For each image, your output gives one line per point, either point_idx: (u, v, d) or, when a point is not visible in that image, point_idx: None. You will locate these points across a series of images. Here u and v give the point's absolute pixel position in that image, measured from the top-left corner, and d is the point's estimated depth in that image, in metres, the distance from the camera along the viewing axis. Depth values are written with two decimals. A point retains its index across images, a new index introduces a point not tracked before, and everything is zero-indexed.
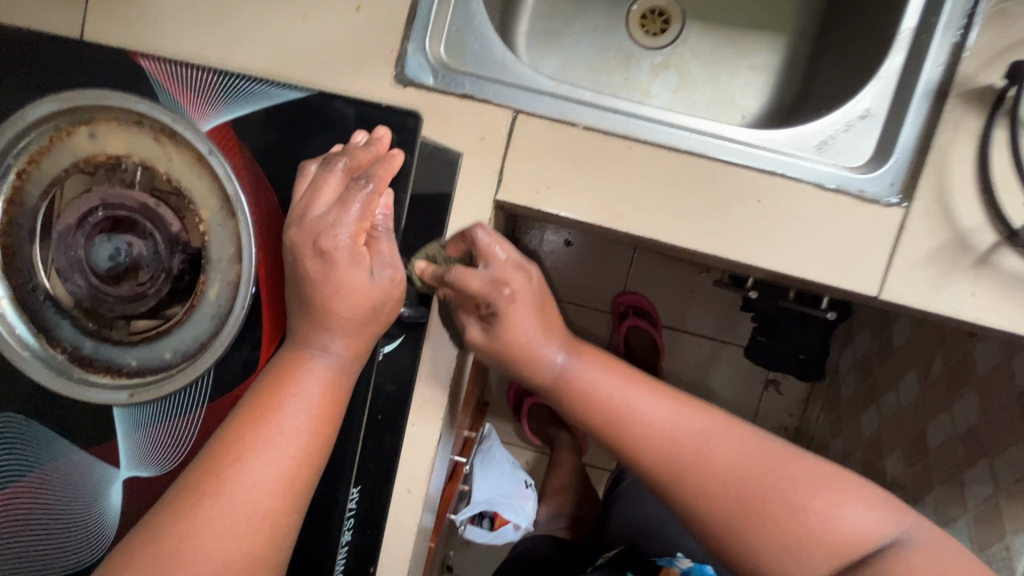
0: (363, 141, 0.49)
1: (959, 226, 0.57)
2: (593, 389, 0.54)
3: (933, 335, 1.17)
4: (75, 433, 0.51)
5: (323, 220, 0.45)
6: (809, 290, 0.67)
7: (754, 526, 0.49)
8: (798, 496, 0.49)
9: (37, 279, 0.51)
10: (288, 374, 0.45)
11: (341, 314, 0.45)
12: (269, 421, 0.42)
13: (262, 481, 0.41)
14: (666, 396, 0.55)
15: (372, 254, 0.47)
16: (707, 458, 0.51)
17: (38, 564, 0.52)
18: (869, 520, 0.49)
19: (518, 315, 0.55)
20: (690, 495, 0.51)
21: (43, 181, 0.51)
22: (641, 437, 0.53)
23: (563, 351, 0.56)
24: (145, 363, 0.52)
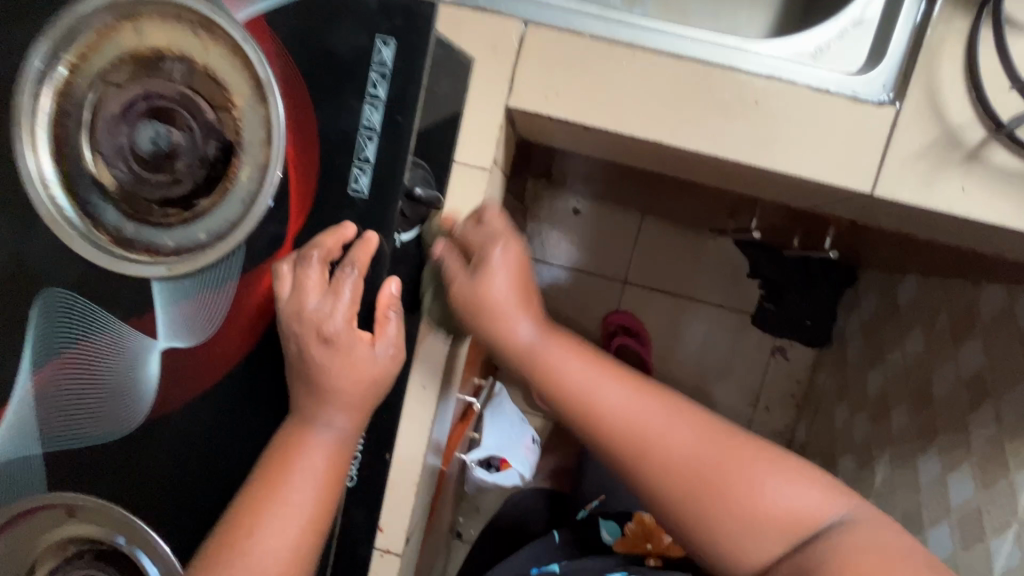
0: (327, 233, 0.53)
1: (948, 122, 0.60)
2: (556, 366, 0.55)
3: (937, 287, 1.18)
4: (116, 306, 0.55)
5: (318, 313, 0.51)
6: (806, 196, 0.69)
7: (708, 506, 0.48)
8: (750, 480, 0.48)
9: (84, 166, 0.56)
10: (297, 445, 0.52)
11: (344, 388, 0.51)
12: (282, 487, 0.51)
13: (287, 526, 0.50)
14: (630, 383, 0.54)
15: (374, 335, 0.53)
16: (664, 445, 0.51)
17: (82, 428, 0.56)
18: (818, 501, 0.48)
19: (497, 275, 0.57)
20: (650, 483, 0.51)
21: (89, 73, 0.55)
22: (604, 422, 0.52)
23: (533, 326, 0.57)
24: (181, 244, 0.56)
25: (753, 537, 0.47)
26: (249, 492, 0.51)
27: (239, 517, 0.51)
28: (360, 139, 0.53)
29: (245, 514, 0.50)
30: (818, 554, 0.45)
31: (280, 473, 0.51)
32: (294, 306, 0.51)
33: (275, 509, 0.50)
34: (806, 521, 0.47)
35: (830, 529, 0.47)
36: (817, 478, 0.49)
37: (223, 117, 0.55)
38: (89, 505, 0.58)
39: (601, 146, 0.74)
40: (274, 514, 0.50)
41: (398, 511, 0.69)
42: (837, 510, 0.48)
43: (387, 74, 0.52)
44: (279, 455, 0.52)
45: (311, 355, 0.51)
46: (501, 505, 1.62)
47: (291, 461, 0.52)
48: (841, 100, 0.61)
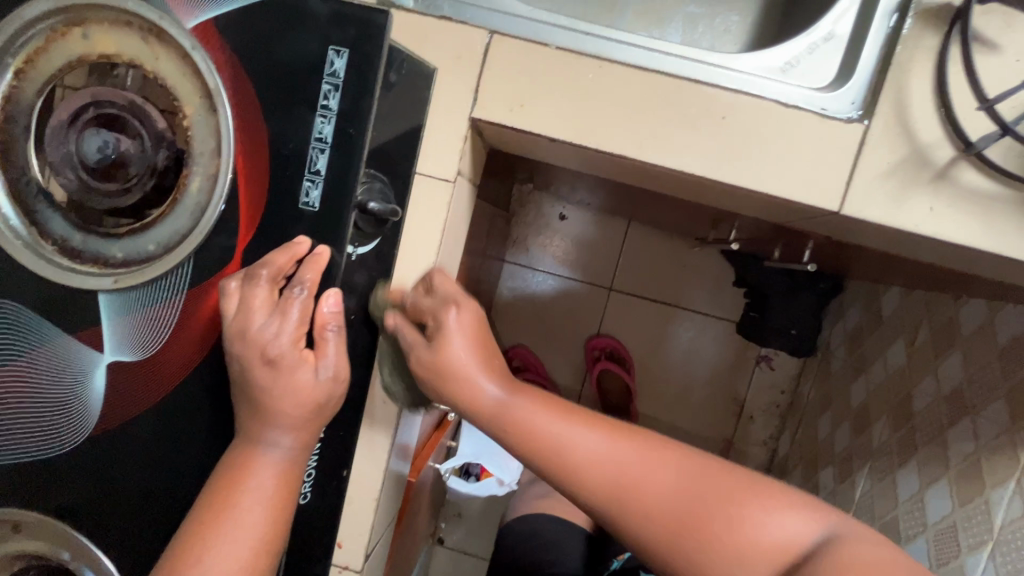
0: (279, 248, 0.51)
1: (917, 140, 0.59)
2: (526, 419, 0.51)
3: (920, 301, 1.17)
4: (61, 319, 0.54)
5: (263, 332, 0.49)
6: (776, 211, 0.68)
7: (688, 543, 0.45)
8: (729, 510, 0.45)
9: (31, 174, 0.54)
10: (245, 468, 0.51)
11: (288, 410, 0.51)
12: (228, 514, 0.49)
13: (233, 554, 0.48)
14: (594, 421, 0.51)
15: (317, 355, 0.52)
16: (638, 487, 0.47)
17: (25, 443, 0.55)
18: (804, 525, 0.44)
19: (455, 339, 0.54)
20: (629, 530, 0.47)
21: (37, 79, 0.53)
22: (570, 462, 0.49)
23: (497, 383, 0.54)
24: (130, 255, 0.54)
25: (745, 573, 0.43)
26: (192, 519, 0.50)
27: (181, 545, 0.49)
28: (312, 151, 0.51)
29: (189, 543, 0.48)
30: (812, 566, 0.40)
31: (227, 499, 0.50)
32: (239, 325, 0.50)
33: (218, 538, 0.48)
34: (799, 550, 0.43)
35: (819, 547, 0.42)
36: (800, 504, 0.46)
37: (174, 126, 0.55)
38: (31, 521, 0.56)
39: (572, 158, 0.73)
40: (220, 542, 0.48)
41: (357, 527, 0.67)
42: (823, 530, 0.44)
43: (340, 86, 0.51)
44: (227, 480, 0.50)
45: (258, 372, 0.50)
46: (483, 512, 1.60)
47: (239, 485, 0.50)
48: (809, 116, 0.60)
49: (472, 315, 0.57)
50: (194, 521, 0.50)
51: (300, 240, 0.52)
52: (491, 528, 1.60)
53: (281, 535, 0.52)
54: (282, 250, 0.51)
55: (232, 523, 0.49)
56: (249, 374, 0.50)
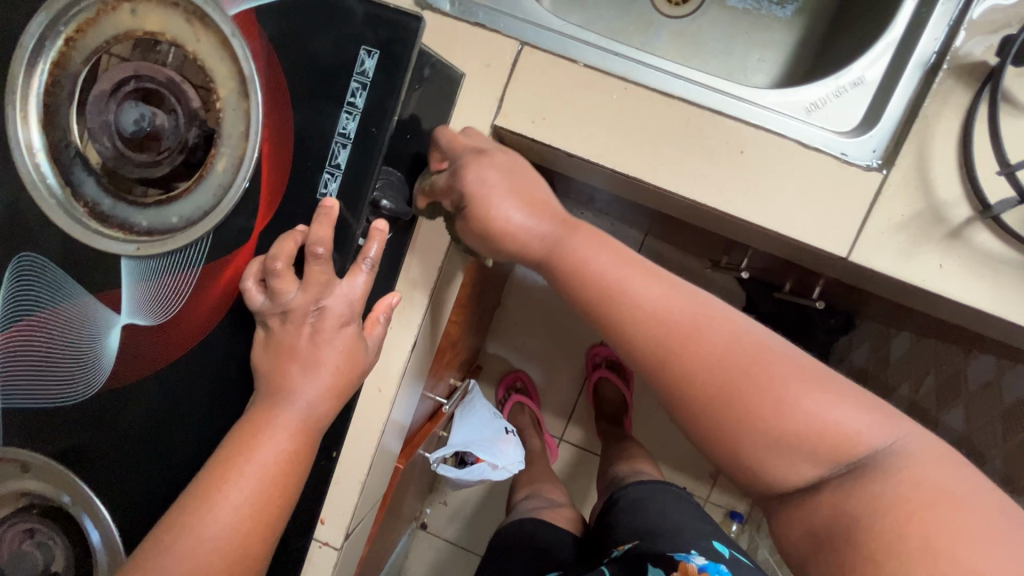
0: (317, 221, 0.51)
1: (935, 196, 0.59)
2: (650, 306, 0.47)
3: (929, 349, 1.15)
4: (84, 278, 0.57)
5: (342, 301, 0.52)
6: (786, 248, 0.69)
7: (741, 411, 0.43)
8: (792, 390, 0.42)
9: (71, 138, 0.57)
10: (265, 420, 0.51)
11: (320, 372, 0.52)
12: (243, 462, 0.50)
13: (240, 503, 0.49)
14: (670, 282, 0.48)
15: (371, 331, 0.57)
16: (701, 347, 0.45)
17: (42, 390, 0.59)
18: (863, 417, 0.42)
19: (485, 194, 0.51)
20: (683, 389, 0.45)
21: (86, 49, 0.56)
22: (633, 326, 0.47)
23: (552, 220, 0.52)
24: (154, 225, 0.57)
25: (793, 454, 0.42)
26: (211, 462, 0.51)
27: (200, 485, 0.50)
28: (334, 146, 0.53)
29: (203, 486, 0.50)
30: (870, 490, 0.40)
31: (242, 449, 0.50)
32: (302, 297, 0.51)
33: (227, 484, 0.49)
34: (850, 440, 0.41)
35: (876, 455, 0.41)
36: (863, 399, 0.43)
37: (208, 104, 0.56)
38: (41, 463, 0.60)
39: (589, 174, 0.74)
40: (231, 488, 0.49)
41: (340, 506, 0.70)
42: (885, 437, 0.42)
43: (367, 85, 0.52)
44: (247, 431, 0.51)
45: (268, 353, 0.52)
46: (471, 503, 1.63)
47: (255, 438, 0.51)
48: (827, 159, 0.60)
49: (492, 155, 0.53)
50: (212, 465, 0.51)
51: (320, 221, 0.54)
52: (474, 520, 1.64)
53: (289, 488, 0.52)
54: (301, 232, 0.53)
55: (240, 474, 0.49)
56: (273, 348, 0.53)
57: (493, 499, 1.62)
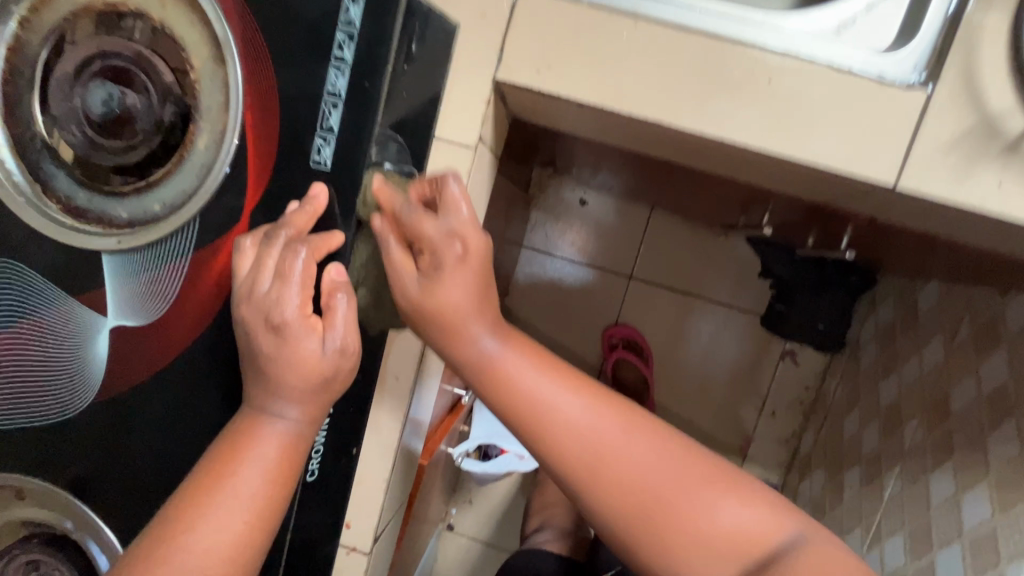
0: (299, 206, 0.48)
1: (986, 109, 0.53)
2: (569, 423, 0.48)
3: (960, 299, 1.21)
4: (65, 281, 0.52)
5: (267, 298, 0.44)
6: (821, 187, 0.63)
7: (657, 523, 0.46)
8: (698, 500, 0.46)
9: (36, 129, 0.52)
10: (244, 442, 0.44)
11: (292, 382, 0.44)
12: (219, 492, 0.42)
13: (210, 546, 0.40)
14: (593, 397, 0.50)
15: (325, 325, 0.45)
16: (619, 465, 0.47)
17: (28, 407, 0.53)
18: (766, 518, 0.46)
19: (456, 277, 0.49)
20: (606, 504, 0.47)
21: (43, 29, 0.51)
22: (558, 444, 0.48)
23: (493, 333, 0.50)
24: (136, 216, 0.52)
25: (707, 560, 0.45)
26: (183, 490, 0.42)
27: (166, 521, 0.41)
28: (324, 107, 0.48)
29: (163, 527, 0.41)
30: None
31: (218, 479, 0.42)
32: (247, 285, 0.45)
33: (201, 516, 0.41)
34: (754, 541, 0.45)
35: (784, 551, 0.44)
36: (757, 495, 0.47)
37: (181, 76, 0.51)
38: (36, 488, 0.55)
39: (599, 130, 0.68)
40: (201, 525, 0.41)
41: (366, 507, 0.65)
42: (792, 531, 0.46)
43: (355, 36, 0.47)
44: (226, 448, 0.44)
45: (259, 340, 0.44)
46: (497, 499, 1.59)
47: (237, 456, 0.43)
48: (865, 80, 0.54)
49: (485, 236, 0.50)
50: (177, 502, 0.42)
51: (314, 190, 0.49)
52: (502, 517, 1.59)
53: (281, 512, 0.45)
54: (293, 208, 0.48)
55: (216, 507, 0.41)
56: (248, 339, 0.45)
57: (521, 494, 1.58)
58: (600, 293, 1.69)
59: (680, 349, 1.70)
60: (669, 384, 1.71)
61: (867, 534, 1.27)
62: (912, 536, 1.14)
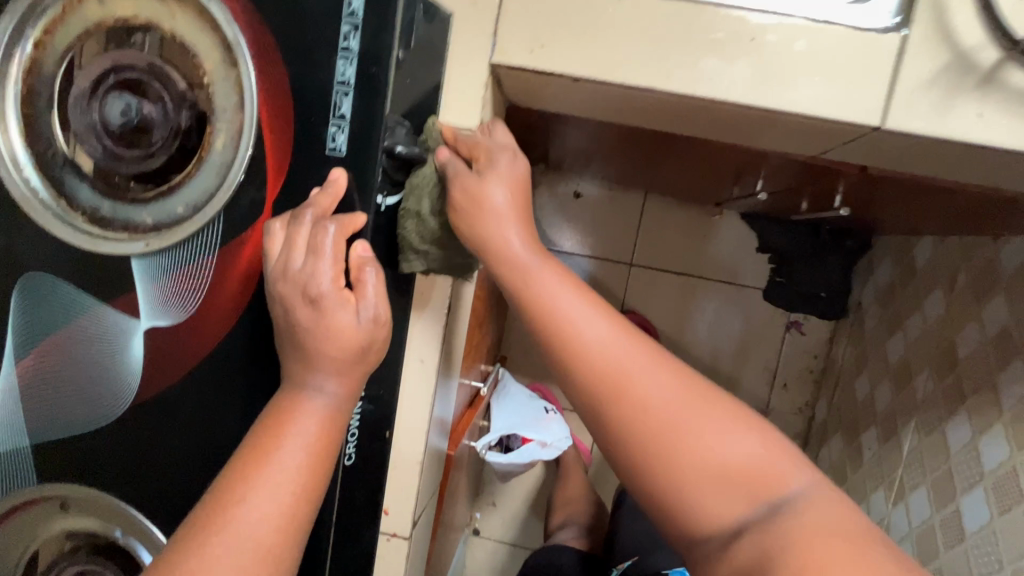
0: (321, 190, 0.51)
1: (960, 45, 0.56)
2: (587, 339, 0.48)
3: (955, 250, 1.25)
4: (96, 288, 0.54)
5: (302, 273, 0.47)
6: (809, 138, 0.66)
7: (668, 450, 0.44)
8: (710, 432, 0.44)
9: (57, 146, 0.54)
10: (287, 416, 0.46)
11: (330, 354, 0.47)
12: (266, 463, 0.44)
13: (260, 517, 0.42)
14: (619, 323, 0.49)
15: (358, 296, 0.48)
16: (641, 389, 0.46)
17: (71, 415, 0.55)
18: (782, 464, 0.44)
19: (504, 178, 0.53)
20: (619, 420, 0.46)
21: (59, 50, 0.53)
22: (577, 356, 0.47)
23: (525, 242, 0.52)
24: (160, 220, 0.53)
25: (713, 493, 0.43)
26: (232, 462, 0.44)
27: (216, 493, 0.43)
28: (336, 95, 0.51)
29: (214, 501, 0.42)
30: (780, 525, 0.41)
31: (263, 453, 0.44)
32: (281, 264, 0.48)
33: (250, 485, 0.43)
34: (767, 482, 0.43)
35: (791, 499, 0.42)
36: (770, 439, 0.45)
37: (194, 81, 0.53)
38: (80, 496, 0.56)
39: (593, 107, 0.71)
40: (251, 498, 0.42)
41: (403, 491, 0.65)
42: (800, 482, 0.43)
43: (359, 26, 0.50)
44: (270, 423, 0.46)
45: (297, 314, 0.47)
46: (521, 496, 1.60)
47: (282, 428, 0.45)
48: (843, 30, 0.57)
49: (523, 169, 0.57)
50: (224, 478, 0.43)
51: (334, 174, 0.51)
52: (527, 513, 1.59)
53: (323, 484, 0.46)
54: (316, 192, 0.50)
55: (264, 481, 0.43)
56: (285, 317, 0.48)
57: (543, 488, 1.59)
58: (601, 282, 1.72)
59: (687, 331, 1.72)
60: None
61: (891, 491, 1.28)
62: (934, 487, 1.15)
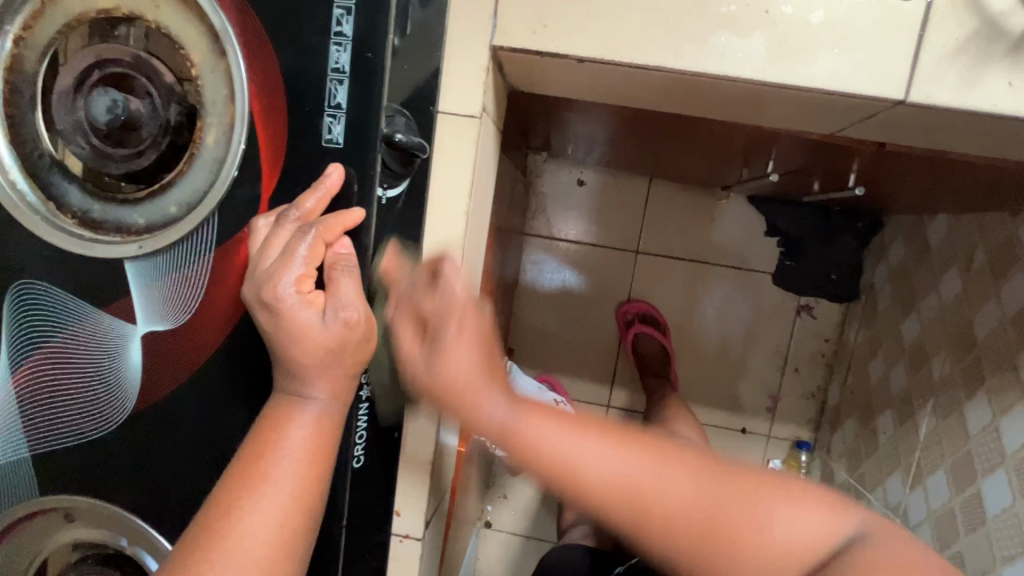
0: (314, 189, 0.48)
1: (988, 11, 0.53)
2: (584, 467, 0.43)
3: (971, 227, 1.21)
4: (89, 293, 0.52)
5: (266, 272, 0.45)
6: (827, 113, 0.63)
7: (712, 555, 0.42)
8: (756, 513, 0.43)
9: (43, 146, 0.52)
10: (277, 426, 0.44)
11: (306, 362, 0.44)
12: (258, 477, 0.41)
13: (249, 549, 0.39)
14: (618, 439, 0.45)
15: (326, 298, 0.45)
16: (659, 503, 0.43)
17: (70, 423, 0.53)
18: (822, 520, 0.44)
19: (456, 354, 0.48)
20: (656, 540, 0.43)
21: (39, 45, 0.50)
22: (588, 495, 0.43)
23: (503, 401, 0.47)
24: (152, 220, 0.51)
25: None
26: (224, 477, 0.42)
27: (207, 512, 0.40)
28: (330, 84, 0.48)
29: (207, 519, 0.40)
30: (846, 574, 0.41)
31: (250, 475, 0.41)
32: (253, 263, 0.46)
33: (245, 500, 0.40)
34: (818, 542, 0.43)
35: (846, 550, 0.43)
36: (811, 490, 0.46)
37: (181, 75, 0.51)
38: (83, 507, 0.55)
39: (597, 89, 0.68)
40: (241, 515, 0.40)
41: (413, 493, 0.63)
42: (850, 527, 0.44)
43: (352, 9, 0.47)
44: (258, 435, 0.43)
45: (258, 318, 0.45)
46: (531, 489, 1.59)
47: (273, 440, 0.43)
48: None
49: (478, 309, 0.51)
50: (208, 506, 0.41)
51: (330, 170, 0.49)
52: (539, 506, 1.59)
53: (321, 494, 0.44)
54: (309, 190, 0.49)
55: (252, 506, 0.40)
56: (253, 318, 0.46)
57: (554, 480, 1.58)
58: (607, 270, 1.69)
59: (695, 318, 1.70)
60: (688, 353, 1.70)
61: (908, 475, 1.26)
62: (953, 469, 1.13)
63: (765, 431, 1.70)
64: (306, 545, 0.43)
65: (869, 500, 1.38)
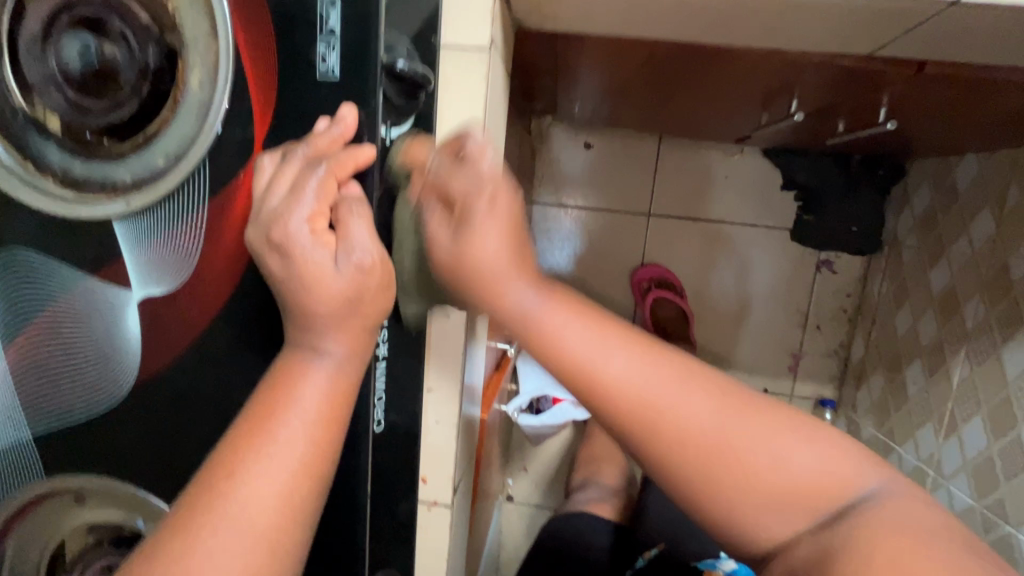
0: (327, 126, 0.44)
1: None
2: (578, 350, 0.42)
3: (1006, 165, 1.15)
4: (77, 259, 0.48)
5: (275, 212, 0.40)
6: (867, 25, 0.57)
7: (718, 483, 0.42)
8: (775, 446, 0.42)
9: (12, 100, 0.46)
10: (288, 382, 0.40)
11: (319, 312, 0.40)
12: (267, 437, 0.38)
13: (252, 516, 0.36)
14: (642, 347, 0.43)
15: (341, 240, 0.41)
16: (679, 417, 0.41)
17: (69, 402, 0.50)
18: (838, 465, 0.44)
19: (486, 229, 0.44)
20: (669, 460, 0.42)
21: None
22: (608, 399, 0.42)
23: (535, 292, 0.45)
24: (140, 175, 0.47)
25: (775, 513, 0.43)
26: (229, 436, 0.38)
27: (211, 474, 0.37)
28: (321, 7, 0.43)
29: (210, 481, 0.37)
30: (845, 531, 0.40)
31: (256, 436, 0.38)
32: (259, 204, 0.42)
33: (252, 461, 0.37)
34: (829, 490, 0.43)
35: (859, 502, 0.42)
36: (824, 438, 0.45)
37: (160, 15, 0.46)
38: (93, 487, 0.52)
39: (613, 17, 0.62)
40: (247, 476, 0.36)
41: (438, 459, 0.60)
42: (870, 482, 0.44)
43: None
44: (268, 393, 0.40)
45: (269, 266, 0.41)
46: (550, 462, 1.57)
47: (285, 397, 0.39)
48: None
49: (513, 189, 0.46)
50: (211, 469, 0.37)
51: (344, 111, 0.44)
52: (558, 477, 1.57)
53: (334, 455, 0.40)
54: (321, 128, 0.44)
55: (259, 471, 0.37)
56: (260, 264, 0.42)
57: (573, 451, 1.56)
58: (618, 235, 1.64)
59: (711, 280, 1.65)
60: (705, 316, 1.66)
61: (940, 426, 1.22)
62: (990, 416, 1.09)
63: (787, 391, 1.67)
64: (317, 511, 0.39)
65: (898, 454, 1.35)
